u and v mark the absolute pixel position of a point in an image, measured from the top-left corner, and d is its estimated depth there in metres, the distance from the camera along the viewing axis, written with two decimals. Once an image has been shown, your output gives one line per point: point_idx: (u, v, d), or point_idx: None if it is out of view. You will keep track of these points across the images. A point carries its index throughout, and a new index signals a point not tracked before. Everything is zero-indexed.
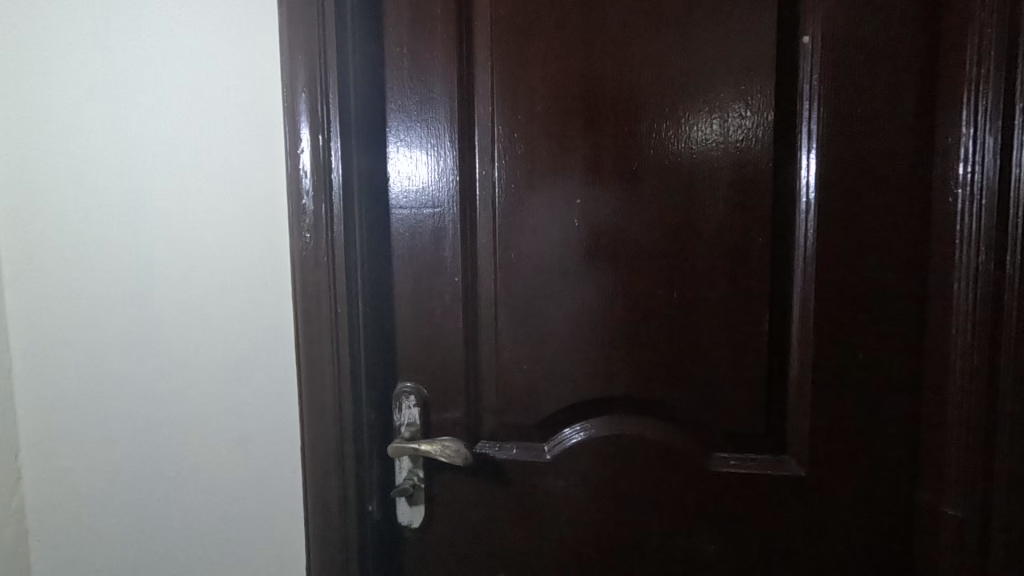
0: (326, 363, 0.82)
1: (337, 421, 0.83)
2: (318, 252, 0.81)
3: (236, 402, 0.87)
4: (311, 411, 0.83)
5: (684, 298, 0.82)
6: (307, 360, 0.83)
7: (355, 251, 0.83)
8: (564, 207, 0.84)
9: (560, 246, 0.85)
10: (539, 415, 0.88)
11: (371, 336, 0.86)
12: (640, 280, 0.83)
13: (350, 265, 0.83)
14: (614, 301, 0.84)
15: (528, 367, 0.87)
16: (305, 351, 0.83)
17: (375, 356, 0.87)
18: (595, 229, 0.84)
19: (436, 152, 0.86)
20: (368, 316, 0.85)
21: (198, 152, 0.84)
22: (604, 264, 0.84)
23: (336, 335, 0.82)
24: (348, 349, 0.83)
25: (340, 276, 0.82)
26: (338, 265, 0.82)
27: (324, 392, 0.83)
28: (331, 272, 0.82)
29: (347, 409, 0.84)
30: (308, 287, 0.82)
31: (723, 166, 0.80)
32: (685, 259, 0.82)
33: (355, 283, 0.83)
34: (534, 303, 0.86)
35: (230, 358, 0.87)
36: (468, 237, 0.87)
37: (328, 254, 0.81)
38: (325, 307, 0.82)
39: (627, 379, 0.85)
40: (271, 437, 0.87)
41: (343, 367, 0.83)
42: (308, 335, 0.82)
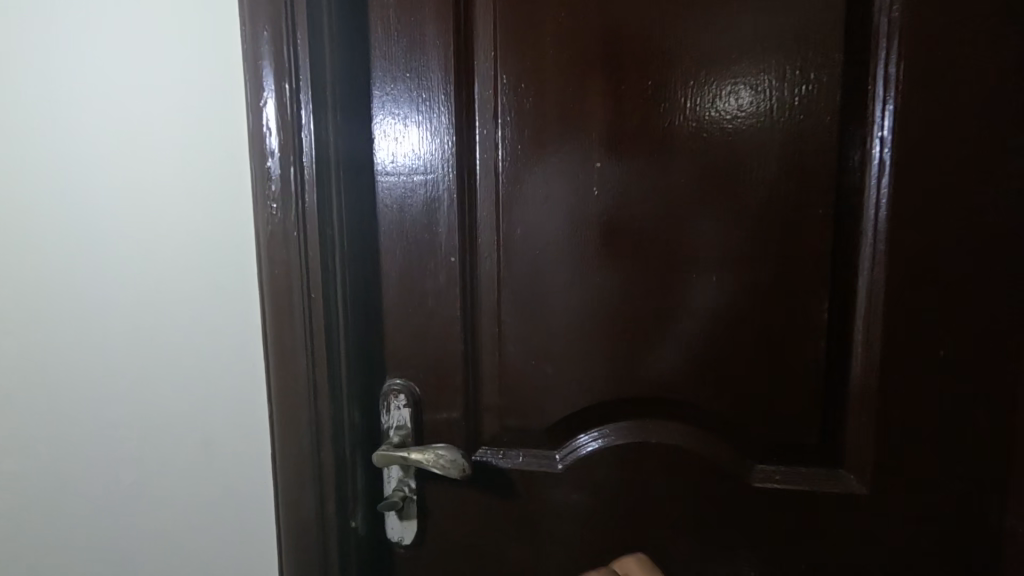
0: (299, 359, 0.70)
1: (313, 423, 0.72)
2: (287, 227, 0.67)
3: (200, 405, 0.75)
4: (283, 412, 0.71)
5: (724, 283, 0.69)
6: (276, 353, 0.70)
7: (332, 224, 0.69)
8: (581, 173, 0.70)
9: (577, 219, 0.71)
10: (548, 418, 0.75)
11: (353, 326, 0.73)
12: (671, 262, 0.70)
13: (326, 243, 0.69)
14: (640, 287, 0.71)
15: (536, 362, 0.75)
16: (276, 344, 0.70)
17: (358, 350, 0.74)
18: (619, 199, 0.70)
19: (428, 107, 0.72)
20: (349, 303, 0.72)
21: (147, 111, 0.71)
22: (628, 242, 0.70)
23: (310, 325, 0.70)
24: (325, 343, 0.71)
25: (315, 257, 0.68)
26: (311, 243, 0.68)
27: (298, 392, 0.71)
28: (302, 249, 0.68)
29: (326, 412, 0.72)
30: (275, 269, 0.68)
31: (776, 123, 0.65)
32: (726, 236, 0.68)
33: (333, 265, 0.70)
34: (545, 287, 0.73)
35: (193, 354, 0.74)
36: (466, 210, 0.73)
37: (298, 229, 0.67)
38: (297, 294, 0.69)
39: (654, 378, 0.72)
40: (239, 441, 0.75)
41: (319, 362, 0.71)
42: (277, 326, 0.70)
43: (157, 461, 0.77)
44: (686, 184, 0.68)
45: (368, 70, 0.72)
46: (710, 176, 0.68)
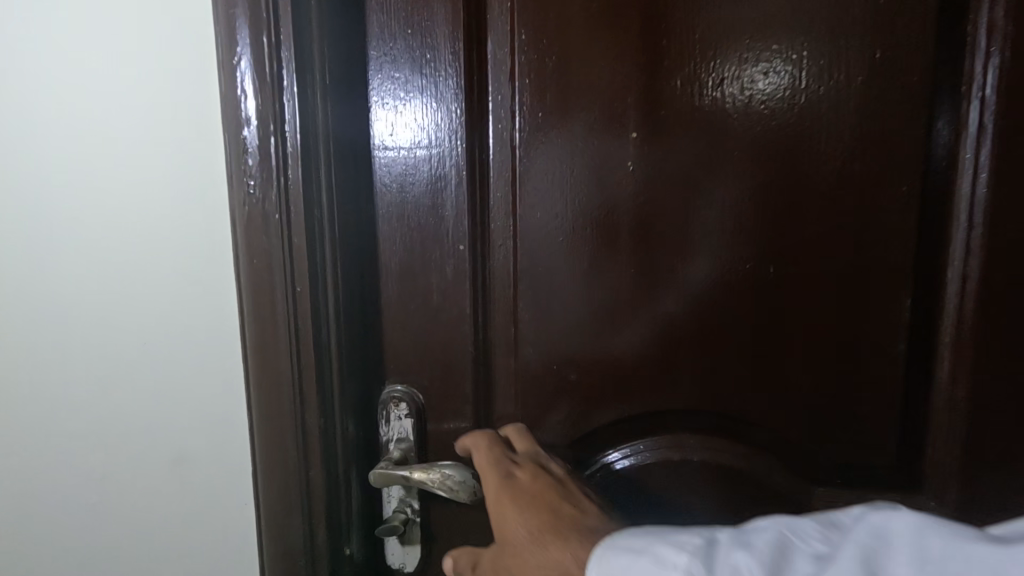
0: (283, 364, 0.60)
1: (300, 436, 0.62)
2: (267, 209, 0.57)
3: (173, 418, 0.65)
4: (266, 424, 0.62)
5: (782, 276, 0.59)
6: (256, 356, 0.60)
7: (320, 206, 0.59)
8: (613, 145, 0.60)
9: (608, 199, 0.61)
10: (572, 431, 0.65)
11: (347, 326, 0.63)
12: (719, 250, 0.60)
13: (313, 230, 0.59)
14: (680, 280, 0.61)
15: (558, 366, 0.65)
16: (256, 348, 0.60)
17: (353, 353, 0.64)
18: (657, 175, 0.60)
19: (432, 68, 0.61)
20: (343, 300, 0.62)
21: (96, 75, 0.59)
22: (666, 228, 0.60)
23: (295, 325, 0.60)
24: (313, 346, 0.61)
25: (301, 245, 0.58)
26: (295, 228, 0.58)
27: (282, 402, 0.61)
28: (286, 235, 0.58)
29: (314, 425, 0.62)
30: (252, 260, 0.58)
31: (850, 83, 0.55)
32: (784, 219, 0.58)
33: (322, 255, 0.60)
34: (570, 280, 0.63)
35: (162, 360, 0.64)
36: (476, 189, 0.63)
37: (280, 212, 0.57)
38: (279, 287, 0.59)
39: (696, 384, 0.62)
40: (217, 456, 0.65)
41: (307, 366, 0.61)
42: (258, 326, 0.60)
43: (124, 481, 0.67)
44: (737, 157, 0.58)
45: (362, 24, 0.62)
46: (768, 149, 0.57)
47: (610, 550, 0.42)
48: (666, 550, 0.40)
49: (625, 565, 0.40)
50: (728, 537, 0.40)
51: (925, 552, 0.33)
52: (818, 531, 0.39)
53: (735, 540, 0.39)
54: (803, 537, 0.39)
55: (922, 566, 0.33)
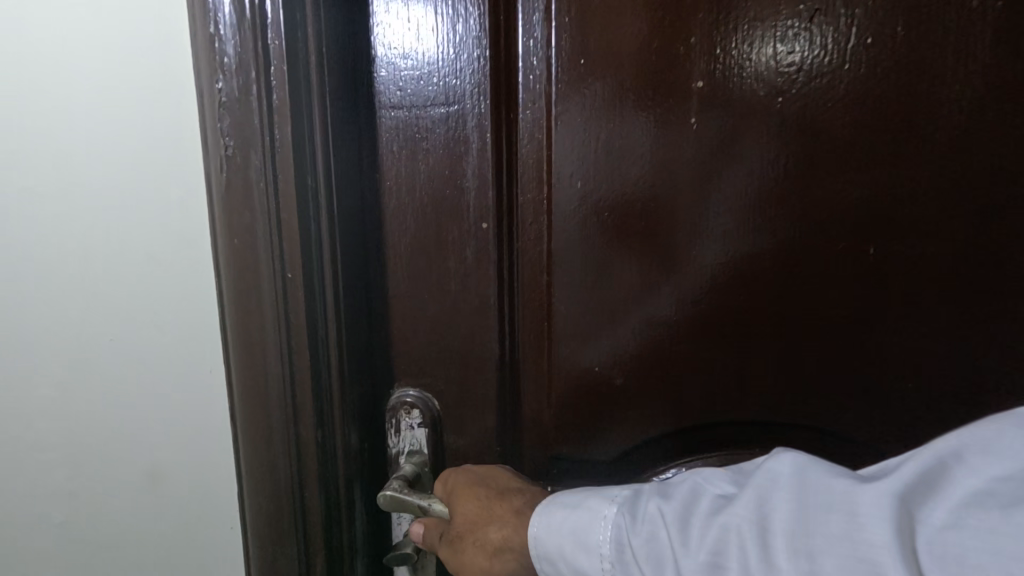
0: (273, 366, 0.50)
1: (293, 449, 0.52)
2: (249, 178, 0.47)
3: (146, 430, 0.55)
4: (251, 435, 0.52)
5: (877, 261, 0.49)
6: (239, 356, 0.50)
7: (315, 175, 0.49)
8: (673, 97, 0.49)
9: (664, 165, 0.50)
10: (615, 444, 0.56)
11: (350, 322, 0.53)
12: (799, 229, 0.49)
13: (307, 204, 0.48)
14: (750, 267, 0.50)
15: (601, 368, 0.54)
16: (240, 347, 0.50)
17: (358, 353, 0.54)
18: (726, 135, 0.49)
19: (452, 6, 0.50)
20: (344, 290, 0.52)
21: (36, 12, 0.48)
22: (733, 201, 0.50)
23: (286, 320, 0.50)
24: (307, 345, 0.51)
25: (291, 223, 0.48)
26: (284, 201, 0.48)
27: (271, 411, 0.51)
28: (270, 211, 0.48)
29: (309, 438, 0.52)
30: (234, 242, 0.48)
31: (975, 17, 0.44)
32: (883, 190, 0.47)
33: (317, 235, 0.50)
34: (615, 265, 0.52)
35: (131, 363, 0.54)
36: (501, 155, 0.52)
37: (267, 183, 0.47)
38: (267, 274, 0.49)
39: (766, 390, 0.52)
40: (198, 472, 0.56)
41: (300, 368, 0.51)
42: (243, 321, 0.50)
43: (91, 504, 0.58)
44: (828, 112, 0.47)
45: None
46: (869, 102, 0.46)
47: (549, 505, 0.44)
48: (599, 500, 0.42)
49: (563, 518, 0.42)
50: (654, 488, 0.40)
51: (807, 484, 0.32)
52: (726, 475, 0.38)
53: (658, 489, 0.39)
54: (710, 479, 0.37)
55: (802, 499, 0.32)
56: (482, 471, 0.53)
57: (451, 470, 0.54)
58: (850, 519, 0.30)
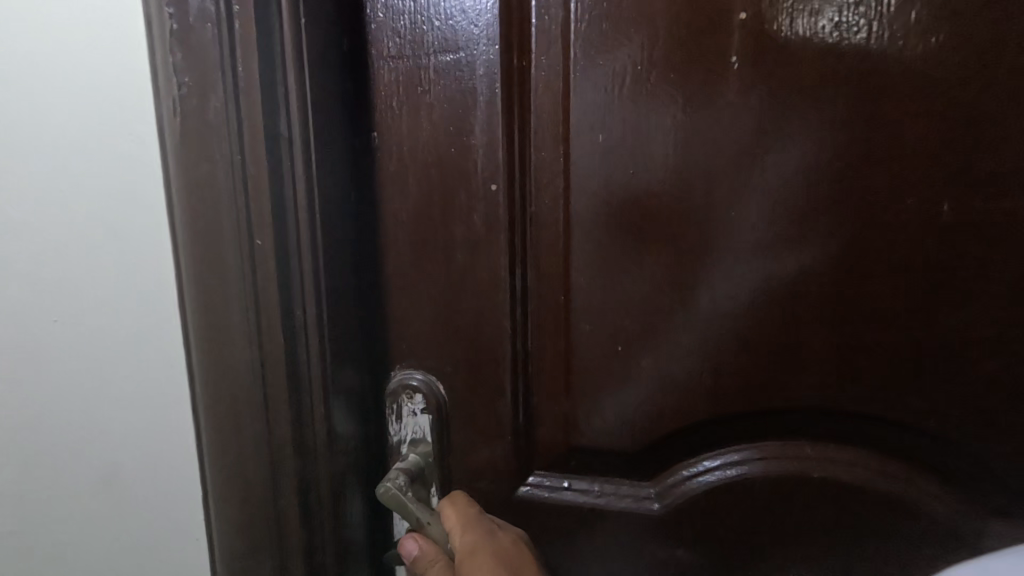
0: (241, 341, 0.45)
1: (263, 431, 0.47)
2: (209, 124, 0.42)
3: (103, 424, 0.49)
4: (216, 413, 0.47)
5: (950, 222, 0.42)
6: (202, 324, 0.45)
7: (285, 119, 0.43)
8: (712, 34, 0.42)
9: (699, 114, 0.44)
10: (640, 433, 0.50)
11: (333, 297, 0.47)
12: (857, 185, 0.43)
13: (279, 158, 0.43)
14: (799, 230, 0.44)
15: (625, 348, 0.48)
16: (203, 319, 0.45)
17: (343, 334, 0.48)
18: (772, 77, 0.42)
19: None
20: (326, 260, 0.46)
21: None
22: (778, 154, 0.43)
23: (255, 291, 0.44)
24: (280, 320, 0.45)
25: (259, 178, 0.42)
26: (252, 154, 0.42)
27: (237, 390, 0.46)
28: (234, 158, 0.42)
29: (283, 419, 0.47)
30: (190, 198, 0.43)
31: None
32: (957, 137, 0.41)
33: (291, 190, 0.44)
34: (642, 230, 0.46)
35: (79, 348, 0.48)
36: (512, 106, 0.47)
37: (231, 130, 0.42)
38: (231, 231, 0.43)
39: (817, 373, 0.46)
40: (159, 462, 0.50)
41: (271, 338, 0.46)
42: (206, 291, 0.44)
43: (40, 509, 0.51)
44: (894, 44, 0.40)
45: None
46: (944, 31, 0.40)
47: None
48: None
49: None
50: None
51: None
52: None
53: None
54: None
55: None
56: (502, 537, 0.48)
57: (473, 517, 0.49)
58: None
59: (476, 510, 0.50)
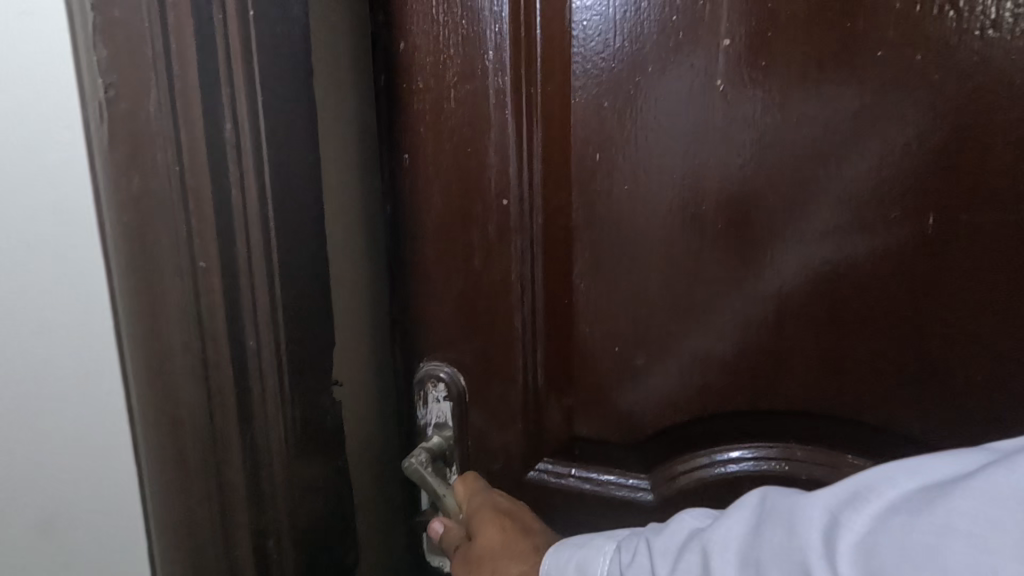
0: (181, 362, 0.41)
1: (215, 462, 0.43)
2: (146, 128, 0.37)
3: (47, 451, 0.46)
4: (160, 445, 0.43)
5: (942, 232, 0.43)
6: (140, 348, 0.41)
7: (227, 123, 0.38)
8: (701, 57, 0.45)
9: (690, 134, 0.47)
10: (638, 427, 0.54)
11: (343, 299, 0.54)
12: (842, 197, 0.44)
13: (223, 164, 0.39)
14: (786, 240, 0.46)
15: (623, 349, 0.52)
16: (139, 338, 0.41)
17: (352, 331, 0.55)
18: (759, 97, 0.45)
19: None
20: (336, 266, 0.53)
21: None
22: (764, 167, 0.46)
23: (196, 303, 0.40)
24: (227, 347, 0.41)
25: (200, 190, 0.38)
26: (191, 162, 0.38)
27: (183, 418, 0.42)
28: (171, 167, 0.38)
29: (235, 450, 0.43)
30: (123, 207, 0.38)
31: None
32: (946, 150, 0.42)
33: (239, 204, 0.39)
34: (637, 240, 0.50)
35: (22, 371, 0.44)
36: (518, 128, 0.52)
37: (171, 133, 0.37)
38: (167, 246, 0.39)
39: (807, 377, 0.48)
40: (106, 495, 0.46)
41: (217, 364, 0.41)
42: (143, 309, 0.40)
43: None
44: (880, 61, 0.42)
45: None
46: (930, 48, 0.41)
47: (560, 546, 0.45)
48: (603, 538, 0.43)
49: (573, 552, 0.43)
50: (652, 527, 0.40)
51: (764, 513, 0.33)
52: (711, 514, 0.38)
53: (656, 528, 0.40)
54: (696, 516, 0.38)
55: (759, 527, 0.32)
56: (504, 504, 0.53)
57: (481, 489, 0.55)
58: (790, 530, 0.31)
59: (482, 484, 0.56)
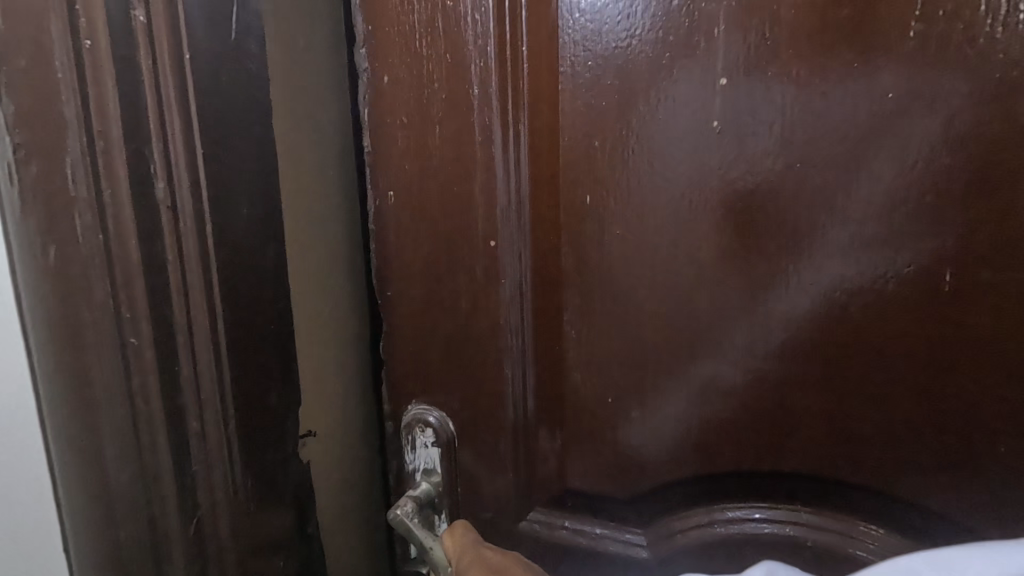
0: (114, 448, 0.39)
1: (152, 540, 0.40)
2: (63, 191, 0.35)
3: None
4: (89, 526, 0.40)
5: (957, 288, 0.39)
6: (61, 424, 0.38)
7: (163, 181, 0.37)
8: (697, 97, 0.42)
9: (684, 176, 0.44)
10: (634, 480, 0.51)
11: (317, 348, 0.53)
12: (846, 248, 0.41)
13: (156, 222, 0.37)
14: (786, 293, 0.43)
15: (617, 399, 0.49)
16: (71, 424, 0.38)
17: (326, 380, 0.55)
18: (758, 139, 0.42)
19: (455, 19, 0.48)
20: (312, 317, 0.52)
21: None
22: (760, 215, 0.43)
23: (126, 372, 0.38)
24: (164, 414, 0.39)
25: (128, 253, 0.36)
26: (116, 225, 0.36)
27: (114, 497, 0.39)
28: (95, 231, 0.36)
29: (176, 523, 0.41)
30: (44, 272, 0.36)
31: None
32: (961, 201, 0.38)
33: (177, 264, 0.38)
34: (631, 286, 0.47)
35: None
36: (504, 168, 0.49)
37: (90, 193, 0.35)
38: (94, 314, 0.37)
39: (807, 437, 0.45)
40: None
41: (152, 434, 0.39)
42: (65, 384, 0.37)
43: None
44: (888, 103, 0.39)
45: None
46: (943, 91, 0.37)
47: None
48: None
49: None
50: None
51: None
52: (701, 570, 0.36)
53: None
54: None
55: None
56: (493, 562, 0.49)
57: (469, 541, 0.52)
58: None
59: (469, 535, 0.52)
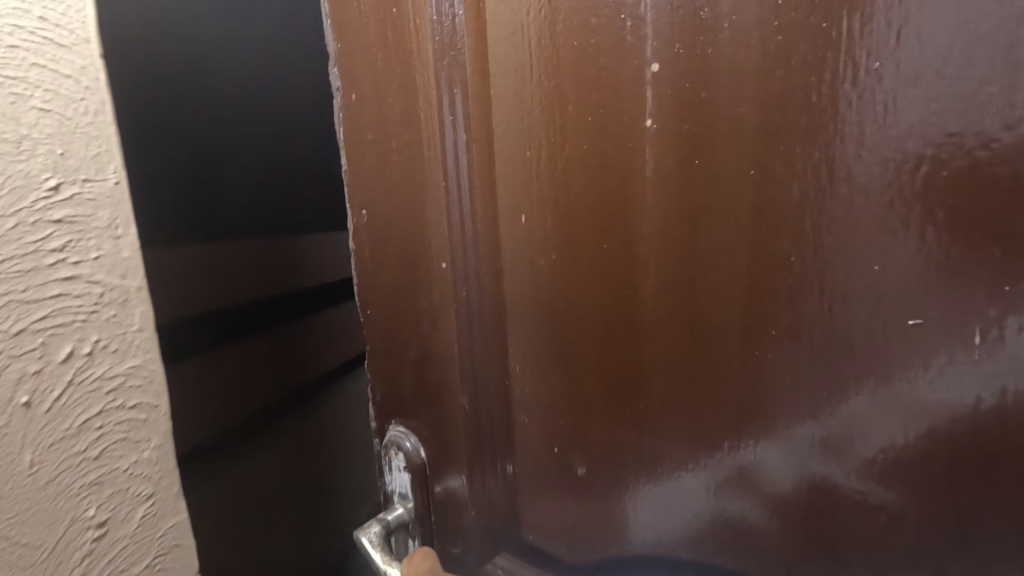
0: None
1: None
2: None
3: None
4: None
5: (1001, 363, 0.25)
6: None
7: None
8: (627, 90, 0.33)
9: (618, 192, 0.35)
10: (592, 543, 0.43)
11: (45, 492, 0.37)
12: (828, 294, 0.29)
13: None
14: (748, 348, 0.32)
15: (564, 450, 0.42)
16: None
17: (73, 531, 0.39)
18: (707, 140, 0.31)
19: (396, 23, 0.44)
20: (16, 453, 0.35)
21: None
22: (707, 252, 0.32)
23: None
24: None
25: None
26: None
27: None
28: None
29: None
30: None
31: None
32: (1002, 223, 0.24)
33: None
34: (567, 323, 0.39)
35: None
36: (446, 185, 0.43)
37: None
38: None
39: (794, 553, 0.33)
40: None
41: None
42: None
43: None
44: (878, 76, 0.25)
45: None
46: (964, 49, 0.23)
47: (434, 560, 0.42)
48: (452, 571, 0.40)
49: None
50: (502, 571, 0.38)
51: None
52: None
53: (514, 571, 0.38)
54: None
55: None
56: None
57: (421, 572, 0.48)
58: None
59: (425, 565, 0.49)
